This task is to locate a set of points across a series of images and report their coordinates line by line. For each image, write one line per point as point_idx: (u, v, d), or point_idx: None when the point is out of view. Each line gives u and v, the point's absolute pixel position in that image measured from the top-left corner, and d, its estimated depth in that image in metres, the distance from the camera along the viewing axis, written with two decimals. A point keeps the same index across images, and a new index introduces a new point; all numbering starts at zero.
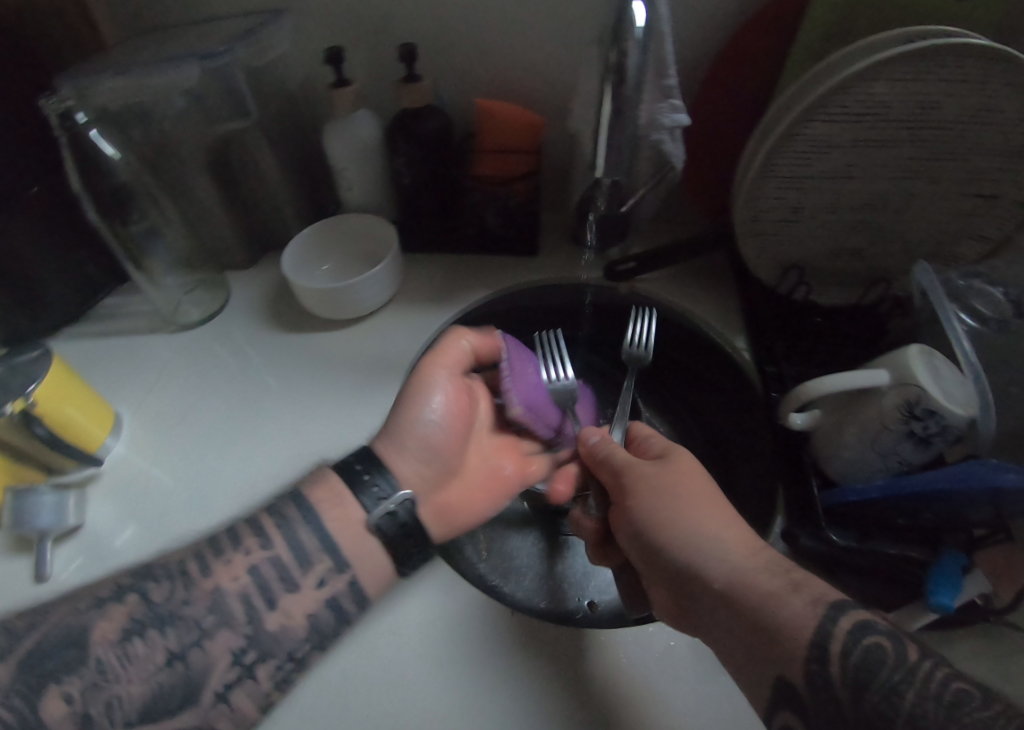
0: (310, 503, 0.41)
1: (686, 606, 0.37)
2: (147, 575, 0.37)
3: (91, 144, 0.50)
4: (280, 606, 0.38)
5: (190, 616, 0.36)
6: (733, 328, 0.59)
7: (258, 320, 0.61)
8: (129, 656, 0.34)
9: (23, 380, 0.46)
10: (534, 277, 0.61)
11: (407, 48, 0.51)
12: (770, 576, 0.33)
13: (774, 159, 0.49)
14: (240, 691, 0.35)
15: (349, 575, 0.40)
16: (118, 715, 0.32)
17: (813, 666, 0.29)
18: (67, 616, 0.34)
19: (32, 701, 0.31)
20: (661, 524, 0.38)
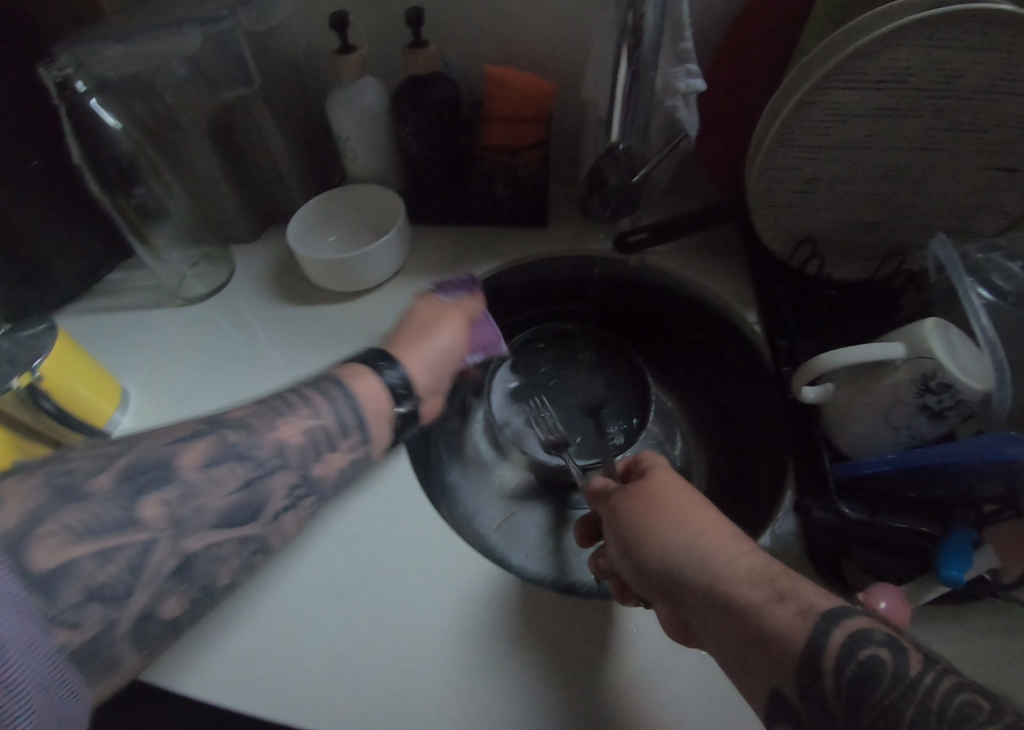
0: (349, 379, 0.38)
1: (686, 623, 0.33)
2: (214, 419, 0.34)
3: (92, 113, 0.48)
4: (326, 459, 0.36)
5: (260, 453, 0.33)
6: (742, 301, 0.57)
7: (263, 294, 0.60)
8: (214, 476, 0.31)
9: (30, 354, 0.46)
10: (543, 248, 0.60)
11: (414, 12, 0.49)
12: (751, 586, 0.29)
13: (791, 126, 0.48)
14: (291, 518, 0.34)
15: (372, 447, 0.38)
16: (201, 521, 0.30)
17: (807, 680, 0.25)
18: (140, 445, 0.30)
19: (127, 505, 0.27)
20: (639, 540, 0.36)
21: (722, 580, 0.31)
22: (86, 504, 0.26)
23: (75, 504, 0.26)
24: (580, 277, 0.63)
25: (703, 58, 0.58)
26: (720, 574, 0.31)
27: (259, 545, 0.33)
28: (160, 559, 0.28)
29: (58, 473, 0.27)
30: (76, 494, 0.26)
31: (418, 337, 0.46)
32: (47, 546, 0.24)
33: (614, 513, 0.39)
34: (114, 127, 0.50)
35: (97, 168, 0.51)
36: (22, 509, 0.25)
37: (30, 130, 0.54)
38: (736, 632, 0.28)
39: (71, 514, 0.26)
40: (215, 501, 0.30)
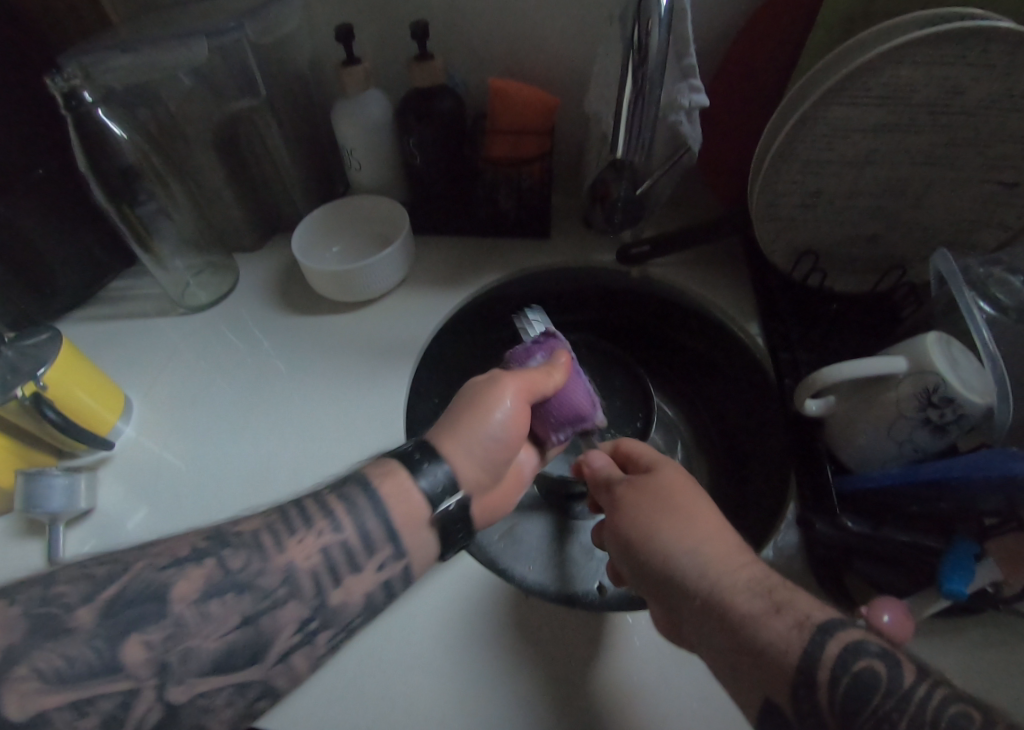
0: (375, 491, 0.36)
1: (679, 624, 0.34)
2: (220, 539, 0.34)
3: (100, 124, 0.48)
4: (345, 582, 0.35)
5: (265, 585, 0.33)
6: (744, 312, 0.57)
7: (267, 303, 0.60)
8: (206, 614, 0.31)
9: (34, 363, 0.46)
10: (546, 260, 0.60)
11: (420, 25, 0.50)
12: (749, 596, 0.30)
13: (793, 142, 0.48)
14: (300, 655, 0.33)
15: (406, 560, 0.36)
16: (192, 665, 0.30)
17: (801, 691, 0.26)
18: (145, 569, 0.32)
19: (113, 646, 0.29)
20: (640, 538, 0.37)
21: (724, 589, 0.31)
22: (65, 644, 0.28)
23: (53, 643, 0.28)
24: (582, 286, 0.63)
25: (706, 71, 0.59)
26: (722, 581, 0.31)
27: (260, 687, 0.32)
28: (140, 710, 0.28)
29: (49, 601, 0.29)
30: (62, 633, 0.28)
31: (467, 415, 0.41)
32: (20, 695, 0.26)
33: (621, 514, 0.39)
34: (120, 137, 0.51)
35: (103, 179, 0.51)
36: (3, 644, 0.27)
37: (36, 139, 0.54)
38: (735, 644, 0.29)
39: (46, 656, 0.27)
40: (207, 643, 0.31)
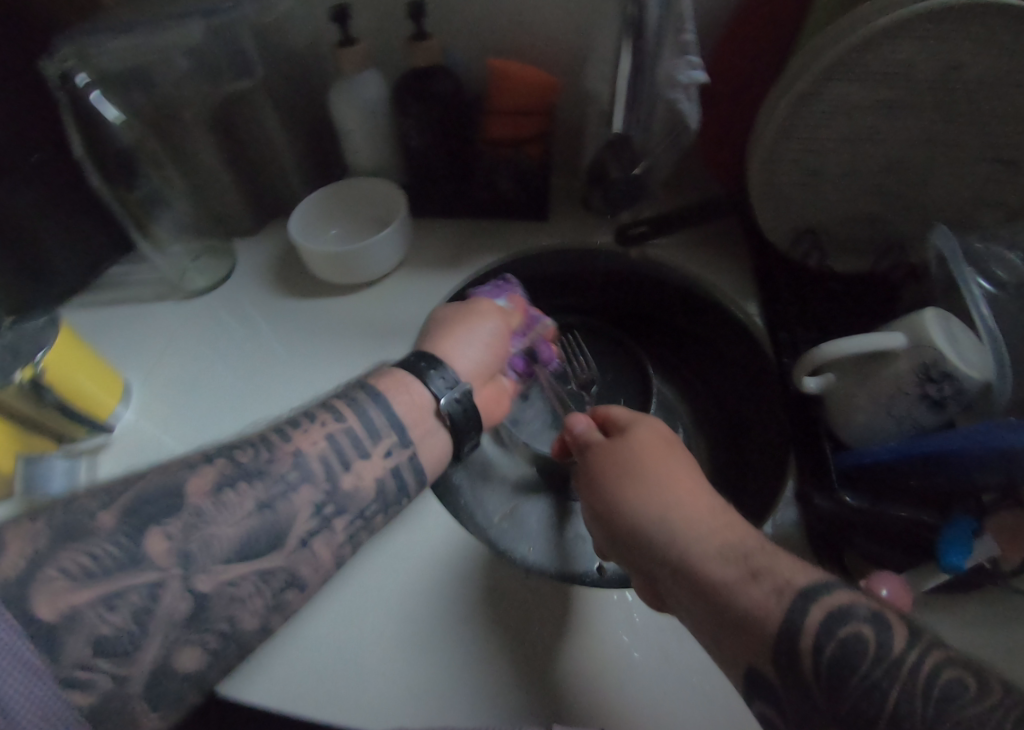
0: (377, 389, 0.39)
1: (658, 587, 0.34)
2: (228, 443, 0.35)
3: (92, 107, 0.49)
4: (354, 468, 0.36)
5: (277, 472, 0.34)
6: (744, 292, 0.58)
7: (265, 287, 0.60)
8: (223, 503, 0.32)
9: (32, 347, 0.46)
10: (546, 241, 0.60)
11: (416, 4, 0.49)
12: (723, 565, 0.30)
13: (792, 121, 0.48)
14: (320, 541, 0.34)
15: (413, 450, 0.39)
16: (214, 551, 0.31)
17: (784, 657, 0.26)
18: (158, 472, 0.32)
19: (134, 540, 0.29)
20: (612, 508, 0.37)
21: (697, 559, 0.31)
22: (89, 543, 0.28)
23: (76, 545, 0.28)
24: (582, 269, 0.63)
25: (707, 51, 0.58)
26: (695, 550, 0.31)
27: (283, 576, 0.33)
28: (168, 598, 0.29)
29: (72, 508, 0.30)
30: (80, 534, 0.29)
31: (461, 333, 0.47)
32: (52, 593, 0.27)
33: (592, 480, 0.40)
34: (114, 120, 0.51)
35: (97, 160, 0.51)
36: (28, 553, 0.27)
37: (30, 123, 0.54)
38: (711, 609, 0.29)
39: (71, 557, 0.28)
40: (225, 529, 0.31)
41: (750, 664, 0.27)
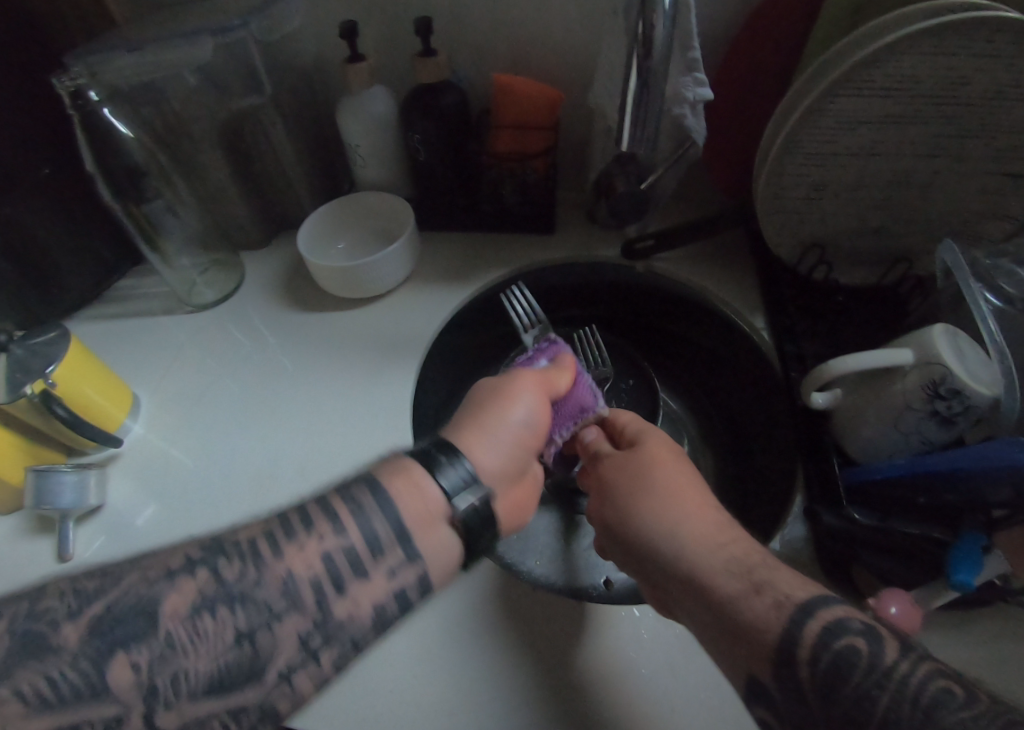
0: (387, 492, 0.34)
1: (665, 596, 0.35)
2: (216, 544, 0.31)
3: (105, 122, 0.49)
4: (350, 592, 0.32)
5: (261, 598, 0.30)
6: (751, 306, 0.57)
7: (273, 299, 0.60)
8: (197, 633, 0.29)
9: (43, 361, 0.47)
10: (549, 255, 0.60)
11: (423, 22, 0.50)
12: (730, 578, 0.30)
13: (797, 135, 0.48)
14: (304, 675, 0.30)
15: (421, 566, 0.34)
16: (183, 689, 0.28)
17: (782, 670, 0.27)
18: (136, 582, 0.29)
19: (99, 669, 0.27)
20: (623, 517, 0.38)
21: (704, 572, 0.32)
22: (50, 663, 0.26)
23: (36, 661, 0.26)
24: (587, 280, 0.63)
25: (711, 66, 0.59)
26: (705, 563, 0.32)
27: (258, 713, 0.29)
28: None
29: (37, 615, 0.28)
30: (48, 653, 0.27)
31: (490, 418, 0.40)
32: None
33: (601, 492, 0.41)
34: (125, 136, 0.51)
35: (109, 177, 0.52)
36: None
37: (41, 140, 0.55)
38: (718, 616, 0.30)
39: (28, 676, 0.26)
40: (198, 664, 0.28)
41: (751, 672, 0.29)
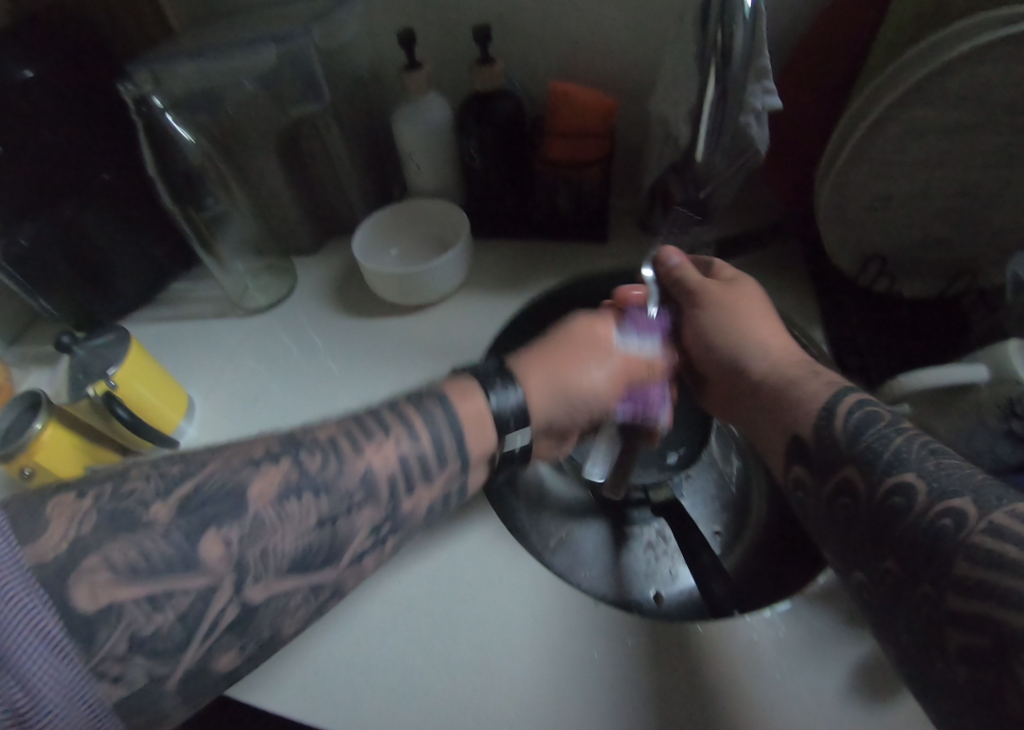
0: (448, 405, 0.37)
1: (729, 399, 0.44)
2: (295, 441, 0.33)
3: (167, 128, 0.50)
4: (416, 491, 0.35)
5: (341, 488, 0.32)
6: (810, 318, 0.55)
7: (325, 304, 0.61)
8: (285, 514, 0.30)
9: (104, 363, 0.48)
10: (603, 264, 0.59)
11: (482, 29, 0.50)
12: (799, 369, 0.39)
13: (865, 145, 0.47)
14: (371, 557, 0.34)
15: (466, 475, 0.38)
16: (271, 564, 0.29)
17: (823, 423, 0.33)
18: (217, 468, 0.31)
19: (191, 542, 0.28)
20: (727, 327, 0.44)
21: (784, 375, 0.39)
22: (141, 537, 0.27)
23: (125, 537, 0.27)
24: None
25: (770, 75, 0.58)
26: (783, 370, 0.40)
27: (333, 588, 0.32)
28: (220, 604, 0.28)
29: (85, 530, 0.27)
30: (139, 527, 0.27)
31: (572, 359, 0.44)
32: (91, 586, 0.25)
33: (691, 314, 0.47)
34: (186, 141, 0.52)
35: (170, 180, 0.53)
36: (71, 534, 0.26)
37: (103, 148, 0.56)
38: (778, 399, 0.38)
39: (119, 550, 0.26)
40: (284, 542, 0.30)
41: (785, 449, 0.35)
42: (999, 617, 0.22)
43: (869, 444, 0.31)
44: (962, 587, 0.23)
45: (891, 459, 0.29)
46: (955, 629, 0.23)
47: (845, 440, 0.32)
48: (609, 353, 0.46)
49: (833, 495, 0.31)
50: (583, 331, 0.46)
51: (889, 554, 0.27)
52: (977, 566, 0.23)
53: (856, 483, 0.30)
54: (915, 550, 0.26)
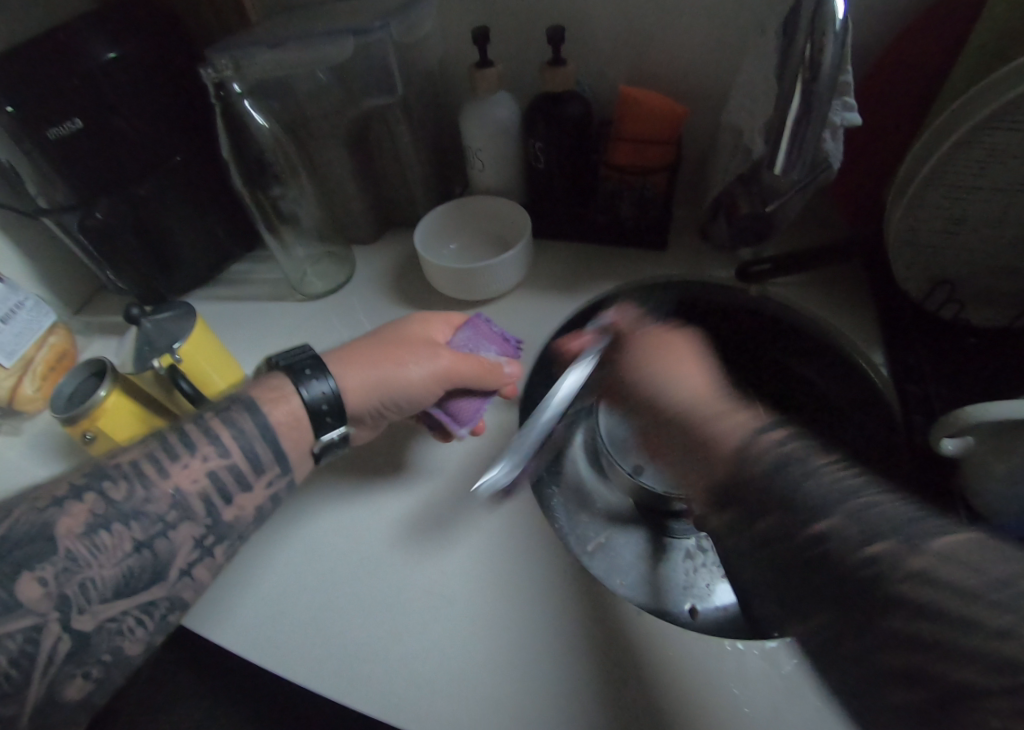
0: (251, 403, 0.40)
1: (661, 443, 0.37)
2: (98, 472, 0.35)
3: (243, 113, 0.51)
4: (235, 501, 0.38)
5: (154, 512, 0.35)
6: (870, 339, 0.54)
7: (382, 294, 0.62)
8: (96, 546, 0.33)
9: (170, 337, 0.49)
10: (661, 271, 0.59)
11: (556, 30, 0.50)
12: (725, 413, 0.33)
13: (942, 164, 0.46)
14: (202, 567, 0.37)
15: (291, 475, 0.41)
16: (93, 595, 0.33)
17: (770, 477, 0.28)
18: (24, 512, 0.33)
19: (6, 588, 0.31)
20: (638, 365, 0.40)
21: (699, 411, 0.34)
22: None
23: None
24: None
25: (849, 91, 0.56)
26: (701, 407, 0.34)
27: (168, 602, 0.35)
28: (50, 641, 0.31)
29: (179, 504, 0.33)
30: None
31: (390, 354, 0.45)
32: None
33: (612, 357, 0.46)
34: (259, 126, 0.53)
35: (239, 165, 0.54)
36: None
37: (181, 132, 0.59)
38: (691, 436, 0.33)
39: None
40: (102, 571, 0.33)
41: (705, 500, 0.31)
42: (964, 645, 0.21)
43: (765, 468, 0.28)
44: (932, 615, 0.22)
45: (814, 500, 0.27)
46: (906, 653, 0.22)
47: (766, 473, 0.28)
48: (432, 351, 0.46)
49: (765, 529, 0.27)
50: (413, 334, 0.48)
51: (827, 605, 0.24)
52: (947, 596, 0.22)
53: (780, 522, 0.27)
54: (860, 589, 0.24)
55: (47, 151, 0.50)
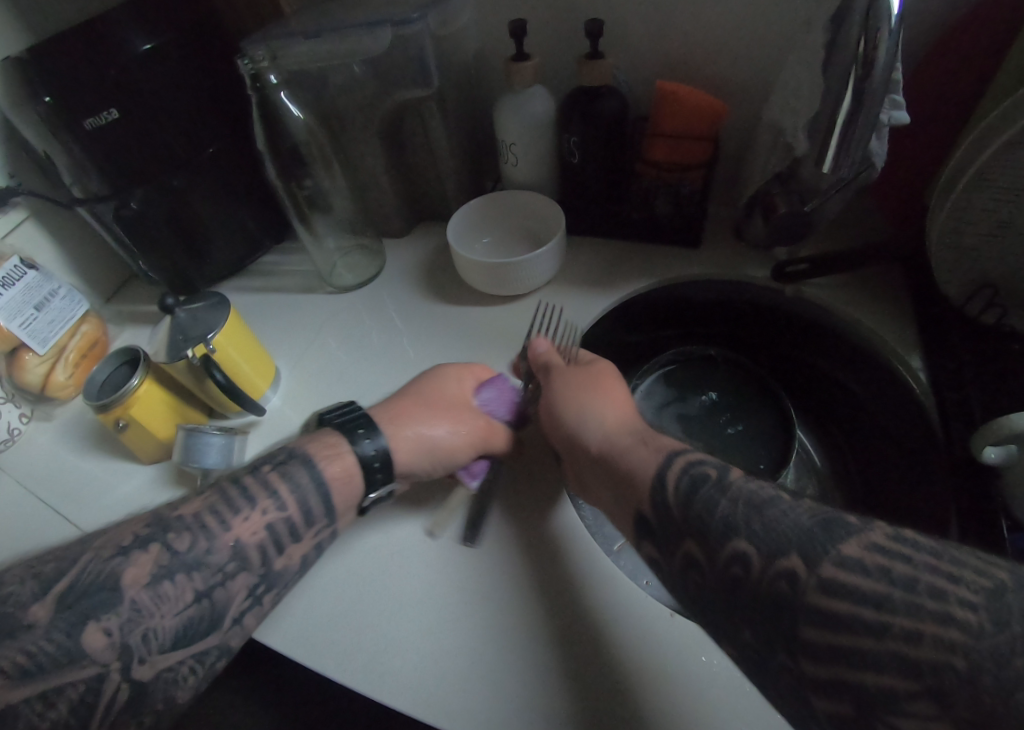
0: (308, 458, 0.42)
1: (583, 477, 0.42)
2: (165, 523, 0.37)
3: (279, 104, 0.51)
4: (287, 551, 0.39)
5: (214, 563, 0.36)
6: (908, 345, 0.52)
7: (412, 288, 0.62)
8: (161, 595, 0.34)
9: (203, 328, 0.49)
10: (695, 270, 0.58)
11: (595, 24, 0.49)
12: (629, 436, 0.41)
13: (990, 166, 0.44)
14: (251, 615, 0.38)
15: (335, 526, 0.41)
16: (154, 644, 0.33)
17: (657, 495, 0.34)
18: (92, 560, 0.35)
19: (69, 635, 0.32)
20: (569, 401, 0.44)
21: (620, 449, 0.40)
22: (22, 640, 0.31)
23: (9, 642, 0.31)
24: (725, 295, 0.61)
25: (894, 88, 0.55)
26: (614, 442, 0.40)
27: (218, 651, 0.36)
28: (110, 689, 0.32)
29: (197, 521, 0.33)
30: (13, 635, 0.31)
31: (426, 412, 0.46)
32: None
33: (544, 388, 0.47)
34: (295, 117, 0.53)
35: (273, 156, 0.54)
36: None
37: (215, 123, 0.59)
38: (615, 473, 0.39)
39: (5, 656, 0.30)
40: (164, 621, 0.34)
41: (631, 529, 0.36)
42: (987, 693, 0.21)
43: (699, 508, 0.32)
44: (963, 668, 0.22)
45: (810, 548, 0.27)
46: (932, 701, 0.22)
47: (680, 505, 0.33)
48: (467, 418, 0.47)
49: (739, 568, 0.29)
50: (447, 394, 0.48)
51: (746, 625, 0.28)
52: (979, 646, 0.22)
53: (697, 558, 0.31)
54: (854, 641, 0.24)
55: (85, 141, 0.51)
